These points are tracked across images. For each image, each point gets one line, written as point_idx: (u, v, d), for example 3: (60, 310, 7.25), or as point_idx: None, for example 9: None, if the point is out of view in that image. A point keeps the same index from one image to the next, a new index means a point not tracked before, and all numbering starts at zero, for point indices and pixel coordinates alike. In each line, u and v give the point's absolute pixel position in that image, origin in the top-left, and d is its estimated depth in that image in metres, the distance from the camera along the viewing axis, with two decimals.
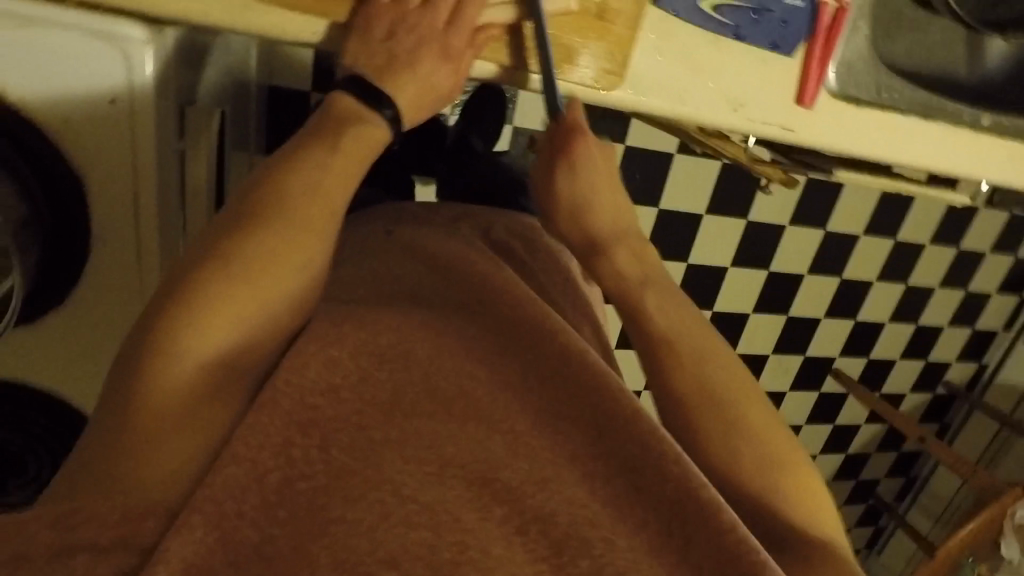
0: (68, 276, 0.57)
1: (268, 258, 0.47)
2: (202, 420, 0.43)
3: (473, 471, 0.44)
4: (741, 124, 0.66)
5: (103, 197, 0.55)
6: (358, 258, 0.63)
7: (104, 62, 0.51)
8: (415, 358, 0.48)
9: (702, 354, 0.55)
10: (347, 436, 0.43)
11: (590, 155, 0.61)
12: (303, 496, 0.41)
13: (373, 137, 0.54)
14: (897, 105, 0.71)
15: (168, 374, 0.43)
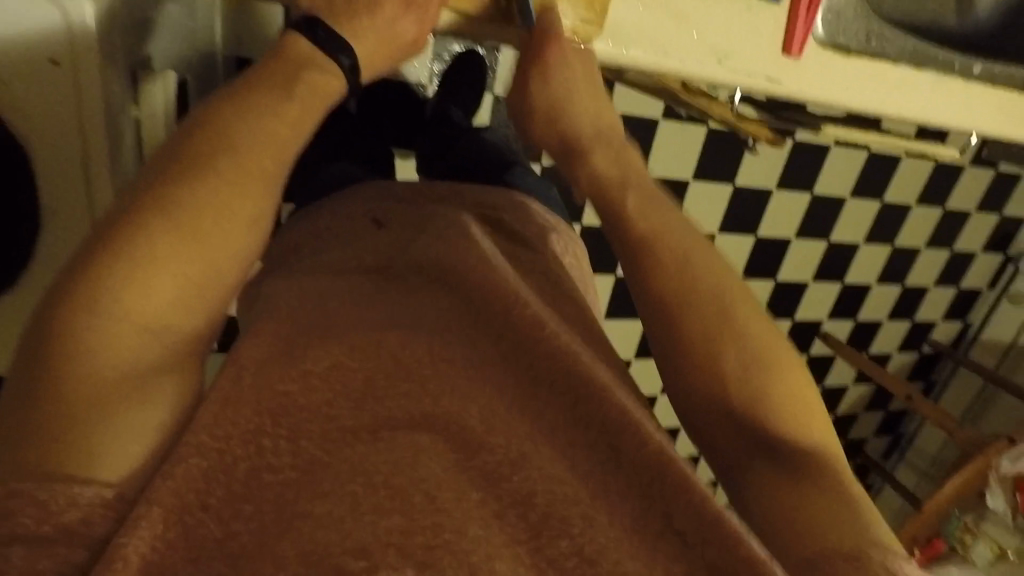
0: (23, 247, 0.55)
1: (220, 222, 0.44)
2: (144, 399, 0.41)
3: (449, 450, 0.42)
4: (728, 75, 0.63)
5: (54, 161, 0.53)
6: (337, 236, 0.61)
7: (38, 15, 0.47)
8: (383, 335, 0.46)
9: (692, 308, 0.52)
10: (318, 421, 0.41)
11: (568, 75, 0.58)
12: (266, 481, 0.38)
13: (326, 84, 0.51)
14: (887, 55, 0.69)
15: (102, 344, 0.40)
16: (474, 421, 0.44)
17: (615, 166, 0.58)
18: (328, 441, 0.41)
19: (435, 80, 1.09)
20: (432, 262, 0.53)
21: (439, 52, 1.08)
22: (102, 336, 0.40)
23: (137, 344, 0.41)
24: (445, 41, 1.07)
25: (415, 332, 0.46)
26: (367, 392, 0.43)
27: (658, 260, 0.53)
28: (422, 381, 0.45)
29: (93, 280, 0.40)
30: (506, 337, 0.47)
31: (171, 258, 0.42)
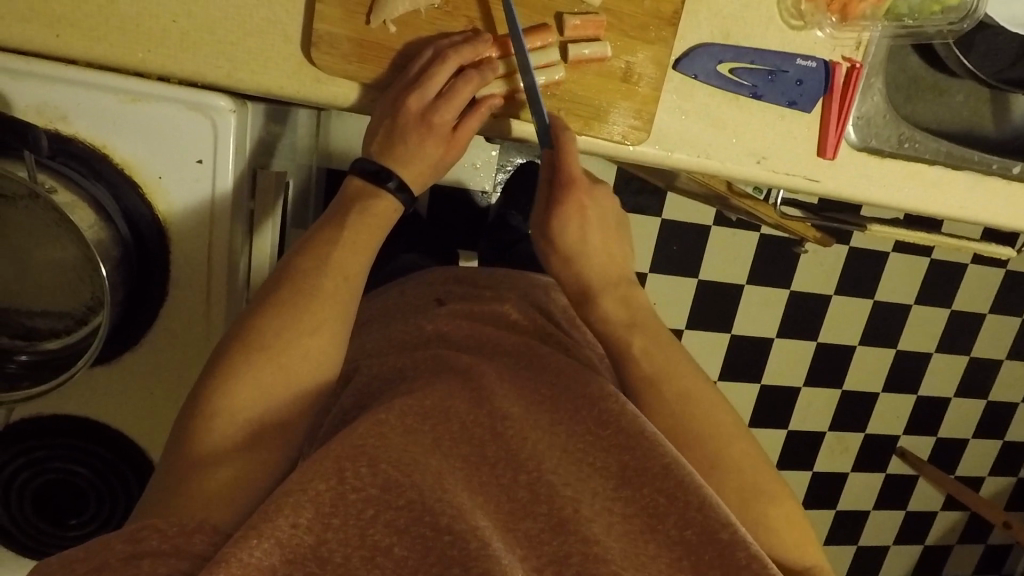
0: (146, 318, 0.62)
1: (306, 319, 0.51)
2: (260, 449, 0.48)
3: (503, 498, 0.47)
4: (766, 174, 0.70)
5: (185, 244, 0.61)
6: (400, 312, 0.70)
7: (195, 128, 0.58)
8: (438, 398, 0.50)
9: (720, 404, 0.58)
10: (391, 458, 0.44)
11: (576, 212, 0.62)
12: (352, 508, 0.42)
13: (383, 213, 0.58)
14: (919, 156, 0.73)
15: (217, 406, 0.48)
16: (521, 486, 0.48)
17: (626, 301, 0.62)
18: (403, 468, 0.44)
19: (499, 188, 1.20)
20: (493, 340, 0.60)
21: (503, 163, 1.19)
22: (227, 397, 0.48)
23: (253, 405, 0.49)
24: (507, 154, 1.18)
25: (479, 385, 0.52)
26: (433, 450, 0.47)
27: (682, 372, 0.59)
28: (479, 457, 0.48)
29: (228, 354, 0.50)
30: (564, 398, 0.53)
31: (284, 340, 0.50)
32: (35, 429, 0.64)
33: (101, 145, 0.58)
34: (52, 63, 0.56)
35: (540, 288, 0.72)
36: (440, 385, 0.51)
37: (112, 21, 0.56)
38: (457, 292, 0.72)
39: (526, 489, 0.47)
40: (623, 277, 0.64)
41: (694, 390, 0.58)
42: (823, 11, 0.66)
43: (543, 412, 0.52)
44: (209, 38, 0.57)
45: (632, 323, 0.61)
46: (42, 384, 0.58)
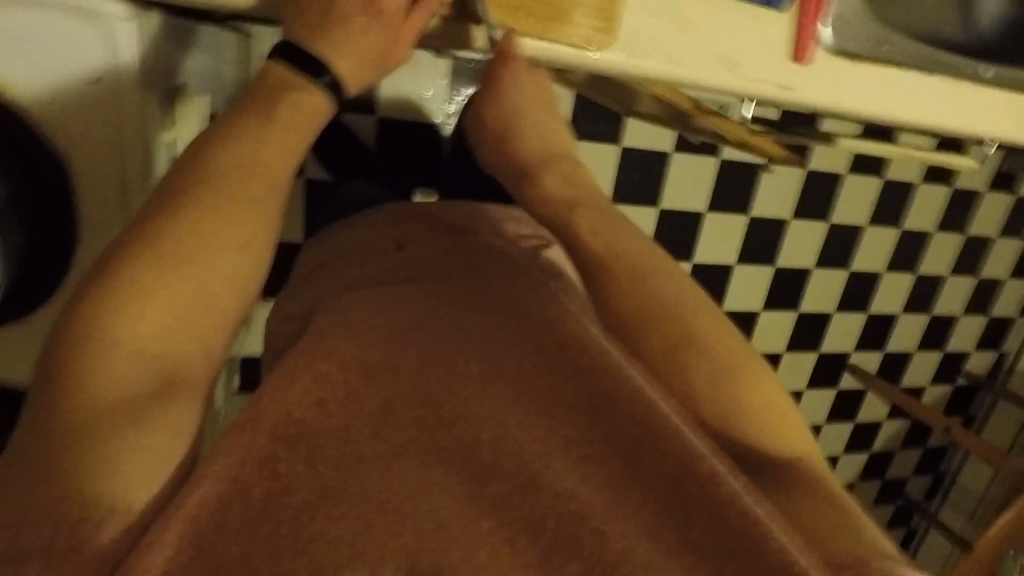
0: (54, 271, 0.55)
1: (211, 280, 0.45)
2: (165, 411, 0.42)
3: (458, 454, 0.43)
4: (739, 84, 0.65)
5: (92, 177, 0.53)
6: (359, 258, 0.64)
7: (84, 40, 0.49)
8: (379, 357, 0.45)
9: (683, 320, 0.54)
10: (335, 444, 0.41)
11: (518, 90, 0.65)
12: (282, 504, 0.39)
13: (313, 108, 0.53)
14: (893, 60, 0.70)
15: (119, 359, 0.42)
16: (485, 442, 0.43)
17: (568, 189, 0.62)
18: (349, 458, 0.41)
19: (452, 120, 1.11)
20: (441, 280, 0.54)
21: (453, 93, 1.10)
22: (124, 352, 0.42)
23: (151, 361, 0.43)
24: (457, 81, 1.09)
25: (422, 328, 0.47)
26: (382, 422, 0.43)
27: (654, 304, 0.55)
28: (434, 415, 0.43)
29: (121, 301, 0.42)
30: (516, 338, 0.47)
31: (182, 295, 0.44)
32: None
33: None
34: None
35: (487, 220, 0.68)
36: (371, 333, 0.46)
37: None
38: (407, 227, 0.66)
39: (491, 449, 0.43)
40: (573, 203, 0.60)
41: (657, 313, 0.54)
42: None
43: (493, 345, 0.47)
44: None
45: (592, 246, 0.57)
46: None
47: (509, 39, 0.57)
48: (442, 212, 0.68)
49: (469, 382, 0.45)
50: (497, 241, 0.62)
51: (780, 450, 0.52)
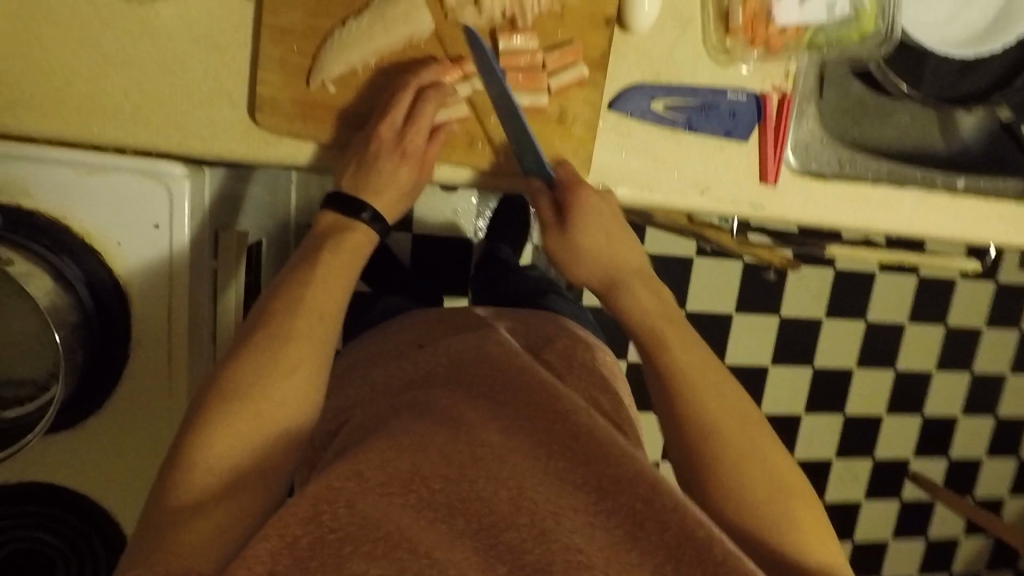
0: (108, 381, 0.63)
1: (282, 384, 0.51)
2: (234, 503, 0.48)
3: (480, 516, 0.44)
4: (710, 204, 0.72)
5: (147, 304, 0.62)
6: (384, 358, 0.70)
7: (150, 193, 0.60)
8: (418, 435, 0.48)
9: (707, 403, 0.58)
10: (372, 495, 0.43)
11: (589, 211, 0.63)
12: (328, 545, 0.40)
13: (359, 244, 0.60)
14: (862, 176, 0.75)
15: (208, 453, 0.48)
16: (503, 501, 0.45)
17: (628, 291, 0.64)
18: (376, 506, 0.43)
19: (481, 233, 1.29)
20: (467, 371, 0.59)
21: (481, 211, 1.27)
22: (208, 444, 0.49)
23: (230, 462, 0.49)
24: (485, 201, 1.27)
25: (456, 413, 0.51)
26: (412, 479, 0.45)
27: (682, 388, 0.59)
28: (462, 477, 0.45)
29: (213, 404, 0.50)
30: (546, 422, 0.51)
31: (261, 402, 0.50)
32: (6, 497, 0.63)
33: (61, 215, 0.59)
34: (12, 143, 0.58)
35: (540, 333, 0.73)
36: (409, 419, 0.51)
37: (67, 102, 0.59)
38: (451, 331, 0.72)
39: (512, 506, 0.44)
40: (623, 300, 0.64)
41: (687, 391, 0.58)
42: (749, 44, 0.67)
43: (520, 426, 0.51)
44: (159, 109, 0.59)
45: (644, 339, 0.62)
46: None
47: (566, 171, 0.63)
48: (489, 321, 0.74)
49: (497, 453, 0.48)
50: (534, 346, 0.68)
51: (803, 535, 0.53)
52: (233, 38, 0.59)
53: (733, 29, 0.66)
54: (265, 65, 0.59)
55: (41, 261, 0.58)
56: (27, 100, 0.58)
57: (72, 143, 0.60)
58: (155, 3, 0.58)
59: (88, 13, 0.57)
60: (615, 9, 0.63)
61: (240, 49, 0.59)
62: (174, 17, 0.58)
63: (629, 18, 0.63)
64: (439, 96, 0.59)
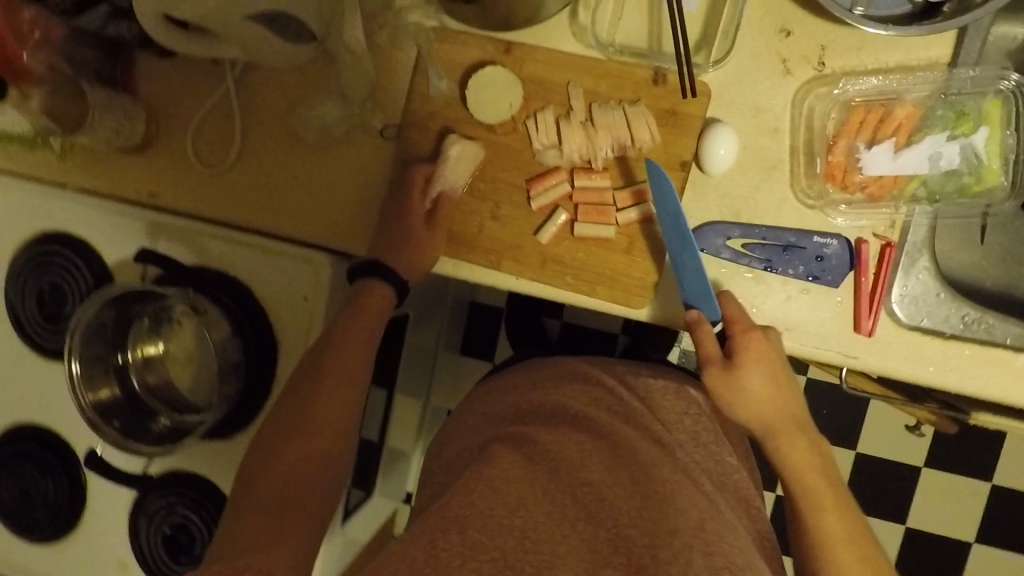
0: (253, 407, 0.82)
1: (324, 396, 0.68)
2: (301, 448, 0.66)
3: (586, 534, 0.57)
4: (791, 347, 0.68)
5: (290, 355, 0.81)
6: (500, 395, 0.76)
7: (304, 274, 0.79)
8: (518, 472, 0.61)
9: (822, 506, 0.62)
10: (489, 502, 0.57)
11: (755, 362, 0.64)
12: (445, 534, 0.54)
13: (378, 295, 0.72)
14: (999, 341, 0.65)
15: (296, 393, 0.68)
16: (603, 534, 0.57)
17: (769, 402, 0.64)
18: (487, 533, 0.54)
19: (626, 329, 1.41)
20: (577, 420, 0.68)
21: None
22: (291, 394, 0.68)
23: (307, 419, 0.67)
24: None
25: (569, 453, 0.63)
26: (519, 507, 0.57)
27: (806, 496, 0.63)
28: (563, 511, 0.58)
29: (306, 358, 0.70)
30: (649, 489, 0.61)
31: (314, 404, 0.68)
32: (179, 480, 0.85)
33: (246, 281, 0.81)
34: (223, 228, 0.81)
35: (651, 390, 0.76)
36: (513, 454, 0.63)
37: (256, 202, 0.80)
38: (604, 367, 0.79)
39: (608, 542, 0.57)
40: (769, 431, 0.65)
41: (799, 488, 0.64)
42: (831, 186, 0.66)
43: (623, 474, 0.62)
44: (318, 213, 0.79)
45: (796, 462, 0.64)
46: (165, 445, 0.78)
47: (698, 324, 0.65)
48: (608, 369, 0.78)
49: (580, 507, 0.59)
50: (647, 411, 0.73)
51: None
52: (375, 167, 0.77)
53: (815, 174, 0.67)
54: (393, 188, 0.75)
55: (226, 313, 0.80)
56: (245, 204, 0.80)
57: (261, 230, 0.81)
58: (328, 142, 0.77)
59: (292, 147, 0.78)
60: (691, 153, 0.67)
61: (379, 176, 0.76)
62: (338, 152, 0.77)
63: (703, 161, 0.67)
64: (550, 185, 0.70)
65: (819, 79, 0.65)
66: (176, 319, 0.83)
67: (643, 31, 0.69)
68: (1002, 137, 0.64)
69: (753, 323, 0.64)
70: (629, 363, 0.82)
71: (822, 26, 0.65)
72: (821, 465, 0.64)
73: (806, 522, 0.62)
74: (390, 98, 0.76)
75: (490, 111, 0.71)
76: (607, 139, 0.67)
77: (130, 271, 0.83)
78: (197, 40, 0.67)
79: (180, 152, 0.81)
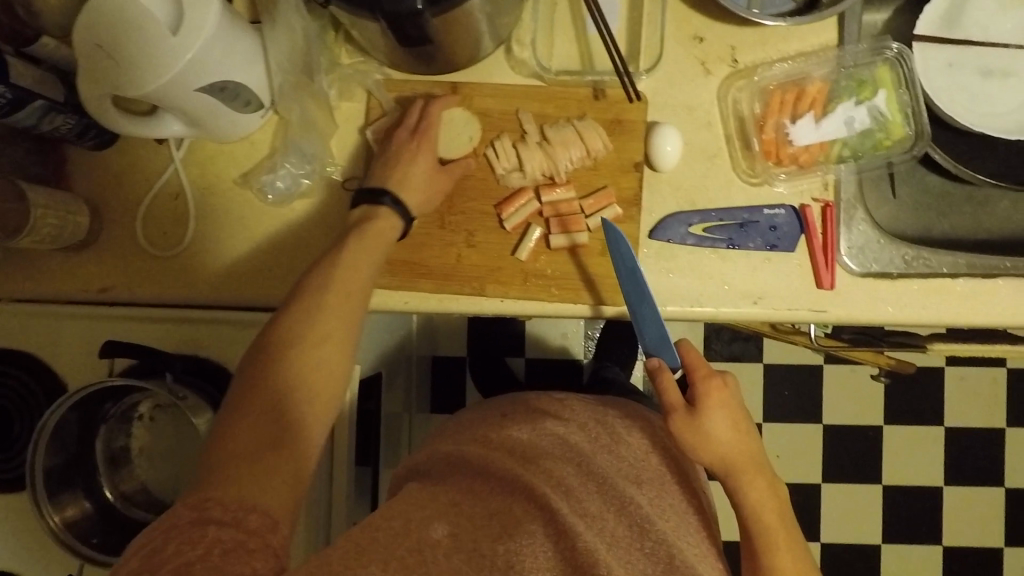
0: None
1: (330, 316, 0.60)
2: (316, 368, 0.58)
3: (554, 549, 0.58)
4: (767, 313, 0.73)
5: None
6: (466, 431, 0.73)
7: None
8: (479, 498, 0.60)
9: (774, 540, 0.65)
10: (445, 529, 0.55)
11: (716, 409, 0.67)
12: (413, 552, 0.51)
13: (382, 228, 0.69)
14: (938, 272, 0.72)
15: (305, 313, 0.60)
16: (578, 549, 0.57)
17: (730, 444, 0.67)
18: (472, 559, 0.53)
19: (591, 352, 1.43)
20: (536, 451, 0.67)
21: (589, 330, 1.42)
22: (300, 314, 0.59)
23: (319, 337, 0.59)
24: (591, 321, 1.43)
25: (541, 471, 0.63)
26: (503, 537, 0.57)
27: (758, 527, 0.66)
28: (534, 529, 0.58)
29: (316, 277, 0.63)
30: (611, 517, 0.62)
31: (318, 323, 0.59)
32: None
33: (222, 359, 0.77)
34: (186, 310, 0.78)
35: (614, 424, 0.73)
36: (474, 488, 0.62)
37: (219, 276, 0.78)
38: (563, 398, 0.78)
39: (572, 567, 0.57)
40: (722, 467, 0.67)
41: (755, 523, 0.66)
42: (774, 164, 0.73)
43: (582, 503, 0.62)
44: (287, 274, 0.77)
45: (758, 500, 0.67)
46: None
47: (660, 375, 0.68)
48: (567, 406, 0.75)
49: (555, 524, 0.58)
50: (612, 431, 0.72)
51: None
52: (341, 220, 0.77)
53: (752, 155, 0.74)
54: None
55: (207, 397, 0.75)
56: (208, 280, 0.78)
57: (228, 306, 0.78)
58: (290, 203, 0.77)
59: (250, 215, 0.77)
60: (641, 154, 0.73)
61: (346, 227, 0.76)
62: (301, 211, 0.77)
63: (654, 160, 0.72)
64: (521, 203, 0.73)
65: (735, 74, 0.74)
66: (143, 415, 0.77)
67: (575, 55, 0.75)
68: (898, 96, 0.73)
69: (714, 369, 0.68)
70: (584, 396, 0.81)
71: (729, 29, 0.74)
72: (777, 503, 0.67)
73: (761, 560, 0.65)
74: (348, 151, 0.77)
75: (450, 147, 0.74)
76: (564, 154, 0.72)
77: (88, 372, 0.77)
78: (144, 122, 0.65)
79: (129, 239, 0.78)
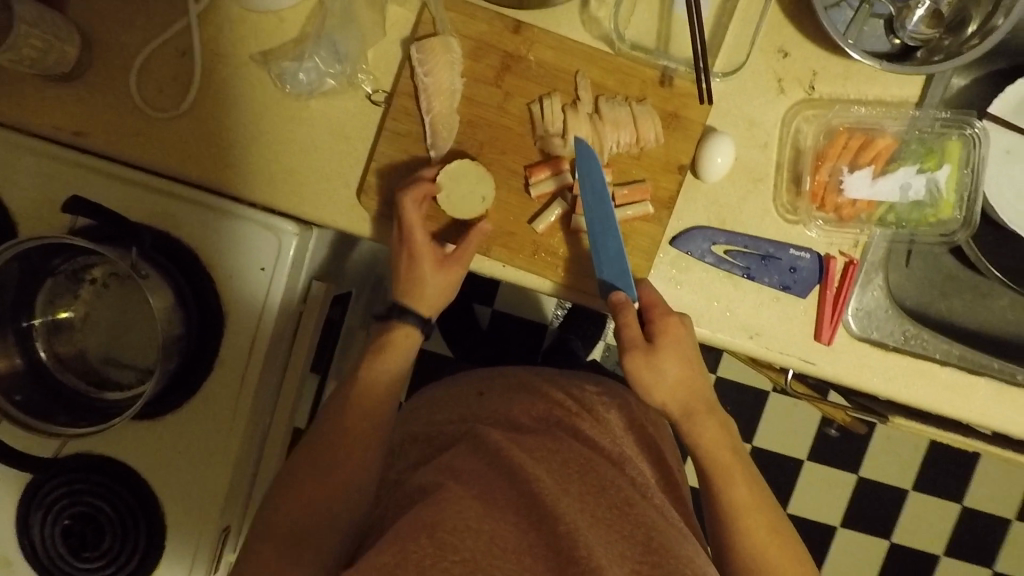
0: (191, 383, 0.71)
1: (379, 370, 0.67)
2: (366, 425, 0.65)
3: (531, 520, 0.53)
4: (759, 350, 0.71)
5: (237, 330, 0.71)
6: (447, 403, 0.74)
7: (264, 241, 0.70)
8: (470, 473, 0.58)
9: (731, 470, 0.67)
10: (433, 506, 0.53)
11: (671, 350, 0.66)
12: (407, 540, 0.49)
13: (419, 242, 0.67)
14: (927, 355, 0.73)
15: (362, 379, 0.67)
16: (561, 527, 0.52)
17: (681, 392, 0.67)
18: (457, 536, 0.49)
19: (559, 317, 1.40)
20: (522, 427, 0.66)
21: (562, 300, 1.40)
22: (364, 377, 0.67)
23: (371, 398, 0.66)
24: None
25: (528, 449, 0.62)
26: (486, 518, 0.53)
27: (716, 459, 0.67)
28: (511, 504, 0.54)
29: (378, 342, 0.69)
30: (597, 499, 0.59)
31: (370, 381, 0.67)
32: (80, 464, 0.71)
33: (191, 242, 0.71)
34: (165, 180, 0.70)
35: (592, 401, 0.73)
36: (459, 468, 0.59)
37: (212, 154, 0.70)
38: (544, 372, 0.78)
39: (545, 539, 0.52)
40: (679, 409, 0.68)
41: (708, 455, 0.67)
42: (816, 209, 0.71)
43: (563, 478, 0.60)
44: (286, 173, 0.70)
45: (713, 438, 0.68)
46: (85, 424, 0.66)
47: (625, 308, 0.65)
48: (555, 381, 0.76)
49: (535, 508, 0.54)
50: (592, 412, 0.71)
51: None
52: (358, 132, 0.70)
53: (798, 192, 0.71)
54: (378, 159, 0.70)
55: (169, 281, 0.68)
56: (198, 156, 0.70)
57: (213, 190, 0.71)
58: (308, 100, 0.69)
59: (260, 99, 0.70)
60: (689, 158, 0.69)
61: (362, 142, 0.70)
62: (317, 111, 0.70)
63: (701, 168, 0.68)
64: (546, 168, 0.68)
65: (808, 102, 0.70)
66: (95, 279, 0.71)
67: (653, 31, 0.69)
68: (960, 176, 0.71)
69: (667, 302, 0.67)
70: (563, 372, 0.82)
71: (816, 53, 0.69)
72: (730, 440, 0.68)
73: (719, 493, 0.67)
74: (385, 63, 0.70)
75: (496, 91, 0.68)
76: (613, 133, 0.67)
77: (42, 220, 0.70)
78: None
79: (118, 86, 0.69)
